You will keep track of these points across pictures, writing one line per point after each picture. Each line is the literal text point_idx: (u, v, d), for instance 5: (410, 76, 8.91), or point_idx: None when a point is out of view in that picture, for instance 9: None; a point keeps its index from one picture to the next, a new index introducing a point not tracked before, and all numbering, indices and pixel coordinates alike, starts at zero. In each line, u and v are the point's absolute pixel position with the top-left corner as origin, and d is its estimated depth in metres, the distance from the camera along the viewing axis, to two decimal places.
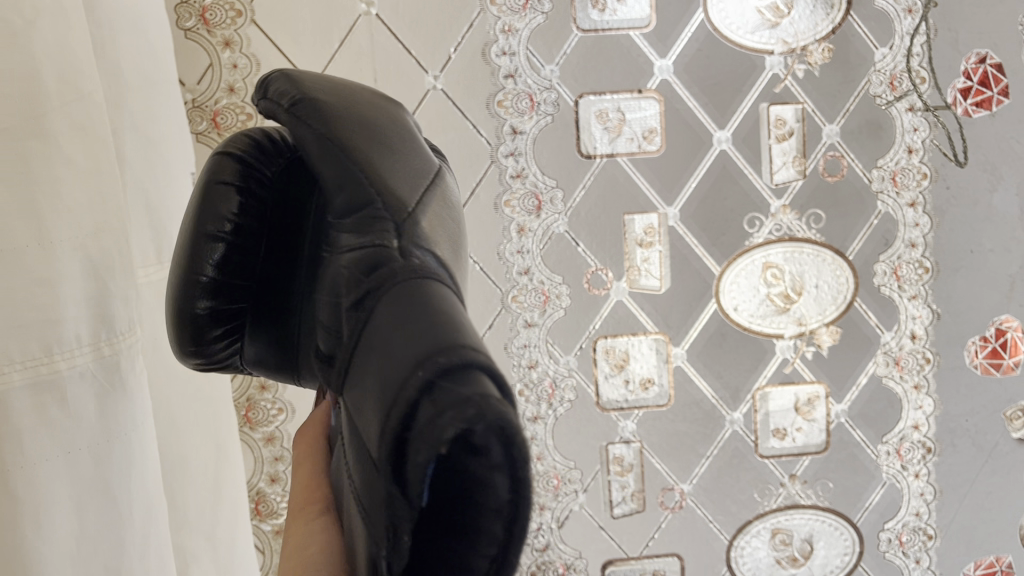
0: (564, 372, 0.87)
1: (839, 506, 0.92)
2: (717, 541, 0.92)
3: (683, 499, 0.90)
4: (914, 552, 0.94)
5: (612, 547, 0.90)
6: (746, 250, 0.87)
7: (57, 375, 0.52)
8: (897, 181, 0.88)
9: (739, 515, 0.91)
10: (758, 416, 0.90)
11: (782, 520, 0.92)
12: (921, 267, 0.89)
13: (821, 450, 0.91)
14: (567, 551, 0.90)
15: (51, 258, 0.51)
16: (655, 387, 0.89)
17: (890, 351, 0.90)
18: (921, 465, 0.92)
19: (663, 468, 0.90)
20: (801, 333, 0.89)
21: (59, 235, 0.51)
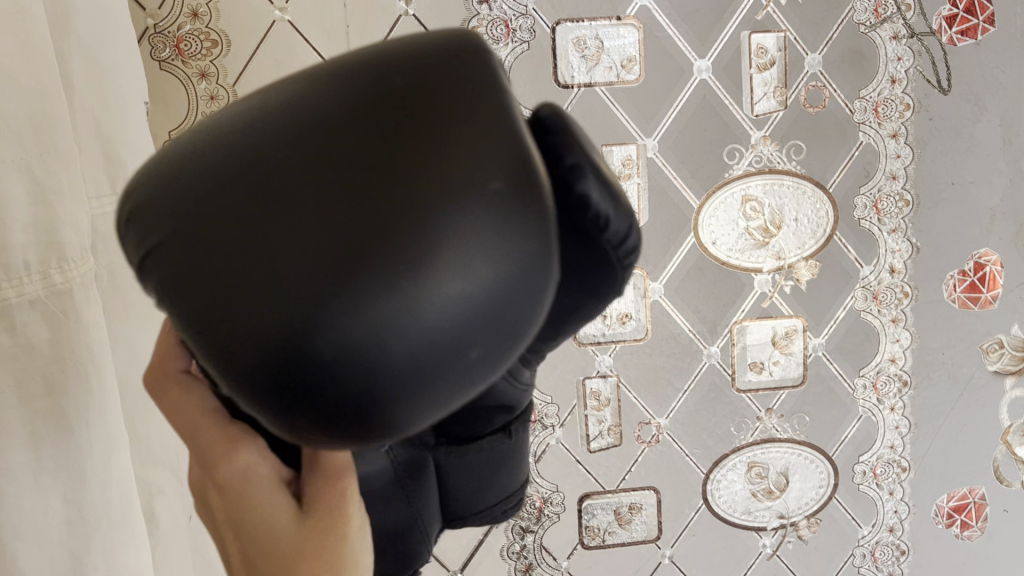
0: None
1: (815, 438, 0.92)
2: (694, 474, 0.92)
3: (660, 433, 0.90)
4: (888, 484, 0.94)
5: (588, 480, 0.90)
6: (726, 182, 0.86)
7: (7, 302, 0.51)
8: (879, 112, 0.86)
9: (715, 449, 0.91)
10: (735, 349, 0.90)
11: (758, 453, 0.92)
12: (902, 200, 0.88)
13: (798, 383, 0.91)
14: (543, 485, 0.90)
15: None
16: (632, 322, 0.88)
17: (869, 285, 0.89)
18: (897, 398, 0.92)
19: (639, 402, 0.90)
20: (780, 267, 0.88)
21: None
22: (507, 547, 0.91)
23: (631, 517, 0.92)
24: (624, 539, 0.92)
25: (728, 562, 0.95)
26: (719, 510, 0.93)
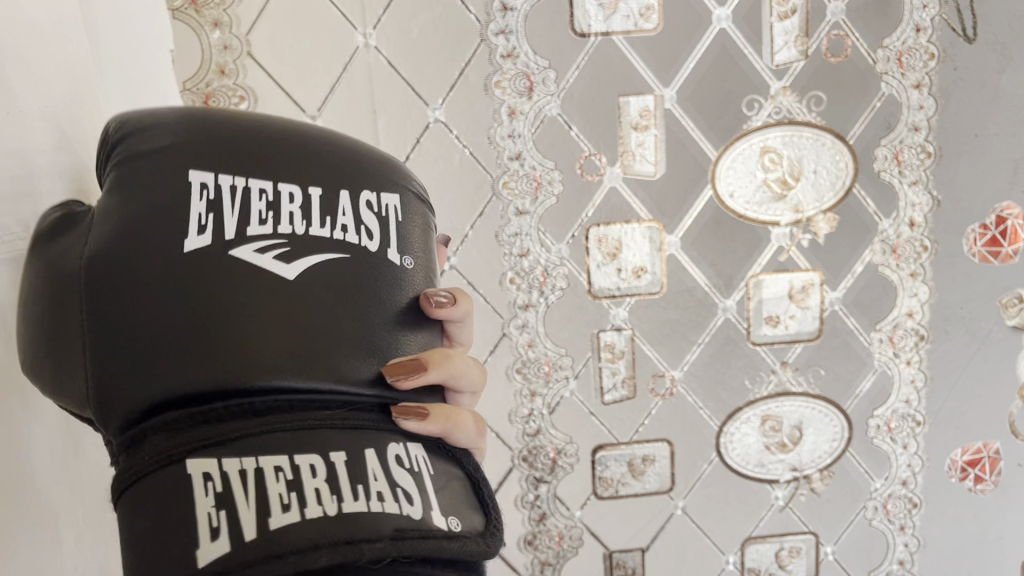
0: (556, 261, 0.86)
1: (830, 392, 0.92)
2: (707, 427, 0.92)
3: (674, 386, 0.91)
4: (902, 438, 0.94)
5: (602, 432, 0.91)
6: (744, 134, 0.85)
7: (34, 249, 0.51)
8: (902, 62, 0.84)
9: (730, 402, 0.92)
10: (751, 303, 0.89)
11: (772, 407, 0.92)
12: (923, 152, 0.87)
13: (814, 337, 0.91)
14: (557, 436, 0.90)
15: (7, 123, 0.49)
16: (647, 275, 0.88)
17: (887, 239, 0.89)
18: (913, 352, 0.92)
19: (654, 355, 0.90)
20: (797, 220, 0.88)
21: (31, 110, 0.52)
22: (520, 497, 0.91)
23: (644, 469, 0.92)
24: (637, 490, 0.92)
25: (740, 516, 0.94)
26: (732, 463, 0.93)
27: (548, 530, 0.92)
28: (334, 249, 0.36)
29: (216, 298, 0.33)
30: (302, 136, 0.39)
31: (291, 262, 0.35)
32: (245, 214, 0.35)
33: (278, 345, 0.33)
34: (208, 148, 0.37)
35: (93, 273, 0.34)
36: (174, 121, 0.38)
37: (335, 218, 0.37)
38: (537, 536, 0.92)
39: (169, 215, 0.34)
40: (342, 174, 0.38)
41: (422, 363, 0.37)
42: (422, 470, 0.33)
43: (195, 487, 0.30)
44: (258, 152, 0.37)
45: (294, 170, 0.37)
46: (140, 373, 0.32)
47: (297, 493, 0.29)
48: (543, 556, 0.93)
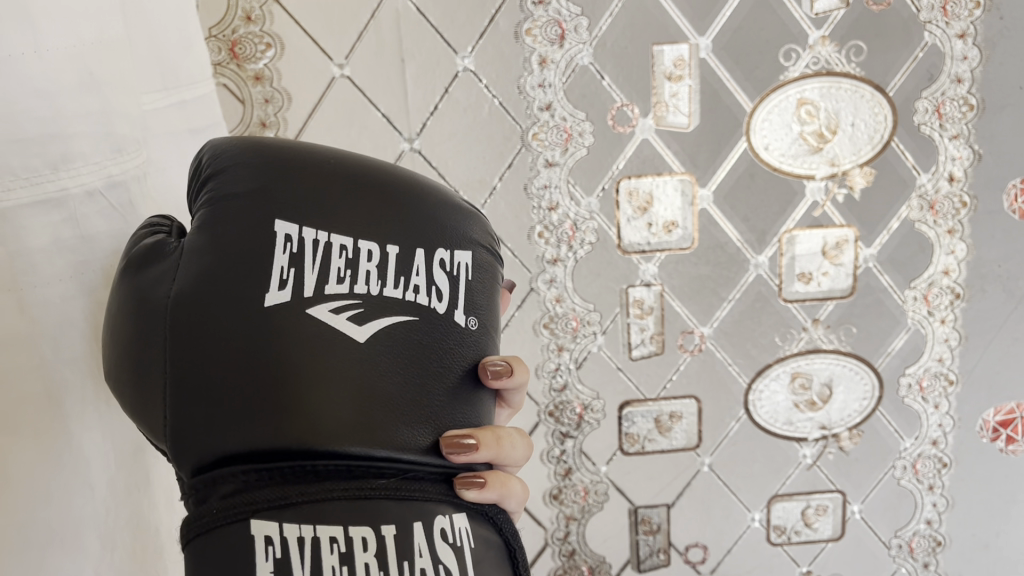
0: (586, 215, 0.85)
1: (861, 350, 0.91)
2: (736, 384, 0.91)
3: (703, 342, 0.90)
4: (934, 397, 0.93)
5: (629, 388, 0.90)
6: (781, 85, 0.82)
7: (65, 193, 0.53)
8: (947, 11, 0.82)
9: (759, 359, 0.91)
10: (784, 259, 0.88)
11: (802, 364, 0.91)
12: (966, 105, 0.84)
13: (847, 295, 0.89)
14: (584, 392, 0.90)
15: (20, 61, 0.50)
16: (678, 230, 0.86)
17: (925, 194, 0.86)
18: (948, 311, 0.90)
19: (683, 311, 0.89)
20: (833, 174, 0.86)
21: (58, 53, 0.52)
22: (546, 452, 0.90)
23: (671, 425, 0.92)
24: (663, 446, 0.92)
25: (767, 474, 0.94)
26: (760, 420, 0.92)
27: (574, 485, 0.92)
28: (403, 311, 0.40)
29: (272, 347, 0.37)
30: (382, 188, 0.43)
31: (363, 324, 0.39)
32: (324, 273, 0.39)
33: (339, 409, 0.37)
34: (291, 198, 0.41)
35: (179, 313, 0.38)
36: (264, 169, 0.42)
37: (409, 278, 0.41)
38: (562, 491, 0.91)
39: (251, 262, 0.39)
40: (417, 233, 0.42)
41: (472, 442, 0.40)
42: (465, 544, 0.39)
43: (257, 551, 0.35)
44: (333, 205, 0.41)
45: (368, 226, 0.41)
46: (214, 421, 0.36)
47: (347, 569, 0.35)
48: (568, 511, 0.92)
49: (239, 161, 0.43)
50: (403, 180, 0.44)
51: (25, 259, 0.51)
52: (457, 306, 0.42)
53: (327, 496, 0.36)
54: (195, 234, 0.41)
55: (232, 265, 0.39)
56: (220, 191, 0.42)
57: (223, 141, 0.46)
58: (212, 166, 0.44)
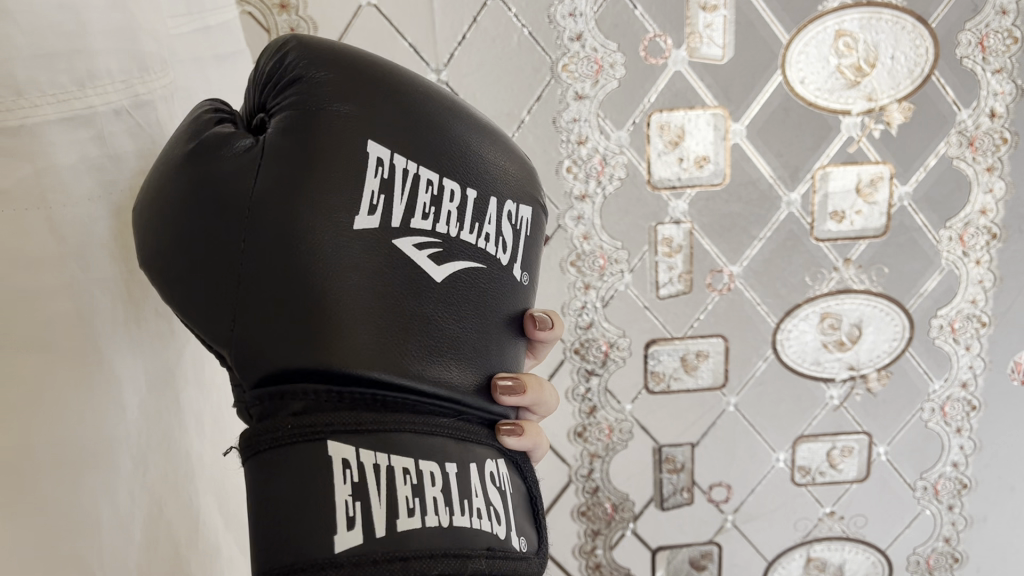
0: (615, 149, 0.83)
1: (892, 291, 0.89)
2: (764, 323, 0.90)
3: (733, 281, 0.89)
4: (965, 339, 0.92)
5: (656, 327, 0.89)
6: (819, 15, 0.80)
7: (91, 111, 0.53)
8: None
9: (788, 298, 0.89)
10: (816, 197, 0.86)
11: (833, 304, 0.90)
12: (1010, 38, 0.82)
13: (880, 234, 0.88)
14: (610, 330, 0.89)
15: None
16: (710, 166, 0.84)
17: (965, 131, 0.84)
18: (983, 252, 0.88)
19: (713, 249, 0.87)
20: (870, 110, 0.83)
21: None
22: (571, 390, 0.90)
23: (697, 364, 0.91)
24: (689, 385, 0.92)
25: (794, 414, 0.93)
26: (788, 360, 0.91)
27: (598, 423, 0.91)
28: (471, 257, 0.44)
29: (357, 279, 0.39)
30: (460, 130, 0.45)
31: (440, 264, 0.42)
32: (411, 206, 0.41)
33: (414, 346, 0.40)
34: (381, 126, 0.42)
35: (263, 223, 0.39)
36: (353, 85, 0.42)
37: (480, 227, 0.44)
38: (587, 429, 0.91)
39: (345, 184, 0.40)
40: (486, 183, 0.45)
41: (520, 387, 0.45)
42: (504, 487, 0.44)
43: (338, 473, 0.37)
44: (421, 141, 0.43)
45: (450, 169, 0.43)
46: (301, 335, 0.38)
47: (420, 501, 0.38)
48: (592, 448, 0.92)
49: (321, 70, 0.43)
50: (476, 126, 0.46)
51: (55, 177, 0.51)
52: (514, 260, 0.46)
53: (401, 426, 0.39)
54: (277, 140, 0.41)
55: (318, 188, 0.40)
56: (304, 97, 0.42)
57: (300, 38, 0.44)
58: (291, 67, 0.43)
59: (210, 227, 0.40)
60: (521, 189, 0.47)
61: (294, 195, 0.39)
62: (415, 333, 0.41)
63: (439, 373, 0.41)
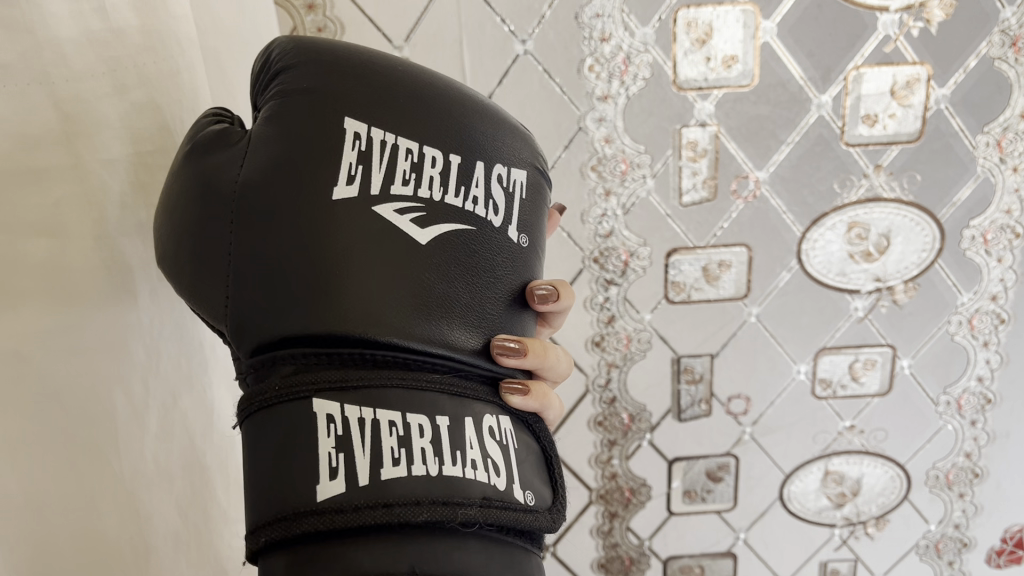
0: (640, 47, 0.79)
1: (924, 200, 0.86)
2: (789, 233, 0.88)
3: (758, 188, 0.86)
4: (998, 251, 0.89)
5: (678, 235, 0.87)
6: None
7: None
8: None
9: (815, 208, 0.87)
10: (849, 100, 0.82)
11: (861, 214, 0.87)
12: None
13: (913, 140, 0.84)
14: (631, 239, 0.87)
15: None
16: (738, 66, 0.80)
17: (1008, 30, 0.80)
18: (1021, 159, 0.85)
19: (739, 154, 0.84)
20: (909, 6, 0.78)
21: None
22: (590, 299, 0.89)
23: (720, 274, 0.89)
24: (710, 296, 0.90)
25: (816, 326, 0.92)
26: (812, 271, 0.89)
27: (616, 333, 0.90)
28: (458, 219, 0.42)
29: (333, 238, 0.39)
30: (448, 101, 0.44)
31: (424, 229, 0.41)
32: (391, 173, 0.41)
33: (399, 302, 0.39)
34: (361, 102, 0.42)
35: (247, 202, 0.41)
36: (334, 68, 0.43)
37: (468, 189, 0.43)
38: (604, 339, 0.90)
39: (321, 159, 0.41)
40: (477, 147, 0.44)
41: (522, 349, 0.44)
42: (508, 442, 0.41)
43: (320, 427, 0.37)
44: (402, 113, 0.43)
45: (432, 136, 0.43)
46: (277, 304, 0.39)
47: (406, 450, 0.37)
48: (610, 358, 0.91)
49: (305, 60, 0.44)
50: (468, 96, 0.45)
51: (58, 50, 0.50)
52: (510, 222, 0.44)
53: (386, 385, 0.38)
54: (264, 129, 0.43)
55: (297, 162, 0.41)
56: (288, 86, 0.44)
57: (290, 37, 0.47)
58: (279, 61, 0.46)
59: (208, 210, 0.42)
60: (519, 157, 0.46)
61: (274, 175, 0.41)
62: (398, 292, 0.39)
63: (427, 331, 0.40)
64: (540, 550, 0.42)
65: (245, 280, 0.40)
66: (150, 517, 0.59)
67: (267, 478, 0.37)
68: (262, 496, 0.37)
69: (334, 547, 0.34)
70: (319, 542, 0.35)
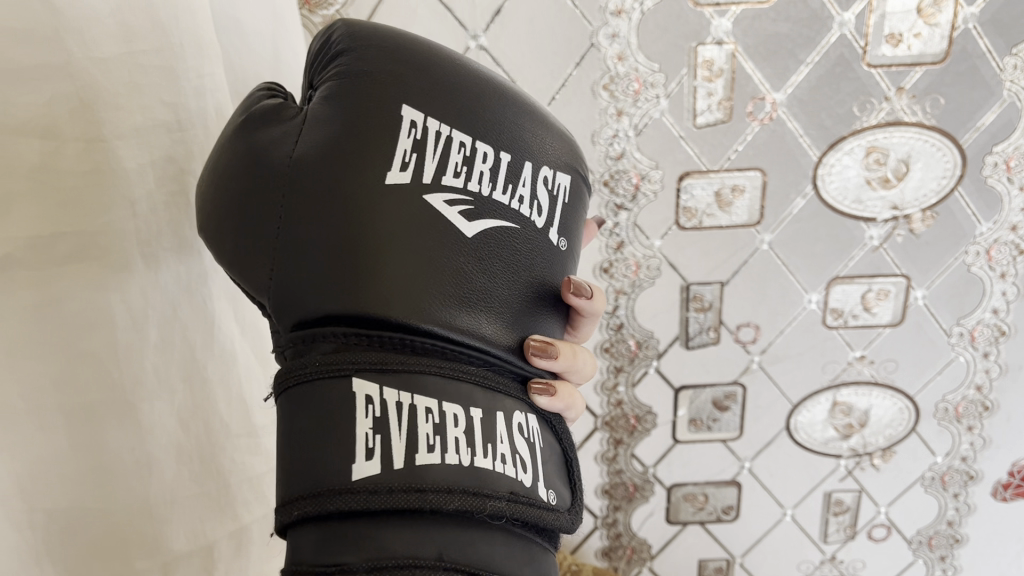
0: None
1: (946, 125, 0.83)
2: (805, 158, 0.84)
3: (775, 111, 0.82)
4: (1020, 180, 0.86)
5: (691, 158, 0.84)
6: None
7: None
8: None
9: (832, 132, 0.83)
10: (872, 19, 0.78)
11: (880, 139, 0.84)
12: None
13: (938, 62, 0.80)
14: (642, 161, 0.84)
15: None
16: None
17: None
18: None
19: (755, 74, 0.80)
20: None
21: None
22: (599, 224, 0.87)
23: (732, 200, 0.86)
24: (722, 222, 0.87)
25: (830, 255, 0.89)
26: (827, 198, 0.87)
27: (625, 259, 0.89)
28: (503, 216, 0.43)
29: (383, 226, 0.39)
30: (500, 101, 0.45)
31: (471, 222, 0.41)
32: (443, 165, 0.41)
33: (441, 293, 0.40)
34: (418, 91, 0.43)
35: (300, 184, 0.41)
36: (395, 54, 0.44)
37: (515, 188, 0.43)
38: (613, 265, 0.89)
39: (374, 145, 0.41)
40: (524, 147, 0.44)
41: (552, 350, 0.44)
42: (535, 440, 0.42)
43: (359, 409, 0.37)
44: (457, 107, 0.43)
45: (483, 132, 0.43)
46: (326, 283, 0.39)
47: (441, 438, 0.37)
48: (619, 285, 0.90)
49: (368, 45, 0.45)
50: (518, 97, 0.46)
51: None
52: (551, 223, 0.45)
53: (425, 370, 0.39)
54: (318, 111, 0.44)
55: (352, 147, 0.41)
56: (346, 68, 0.44)
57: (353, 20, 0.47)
58: (340, 42, 0.46)
59: (261, 189, 0.43)
60: (566, 161, 0.47)
61: (326, 156, 0.41)
62: (444, 281, 0.40)
63: (469, 323, 0.40)
64: (554, 549, 0.43)
65: (293, 260, 0.40)
66: (150, 423, 0.61)
67: (302, 451, 0.38)
68: (296, 471, 0.37)
69: (365, 526, 0.35)
70: (351, 520, 0.35)
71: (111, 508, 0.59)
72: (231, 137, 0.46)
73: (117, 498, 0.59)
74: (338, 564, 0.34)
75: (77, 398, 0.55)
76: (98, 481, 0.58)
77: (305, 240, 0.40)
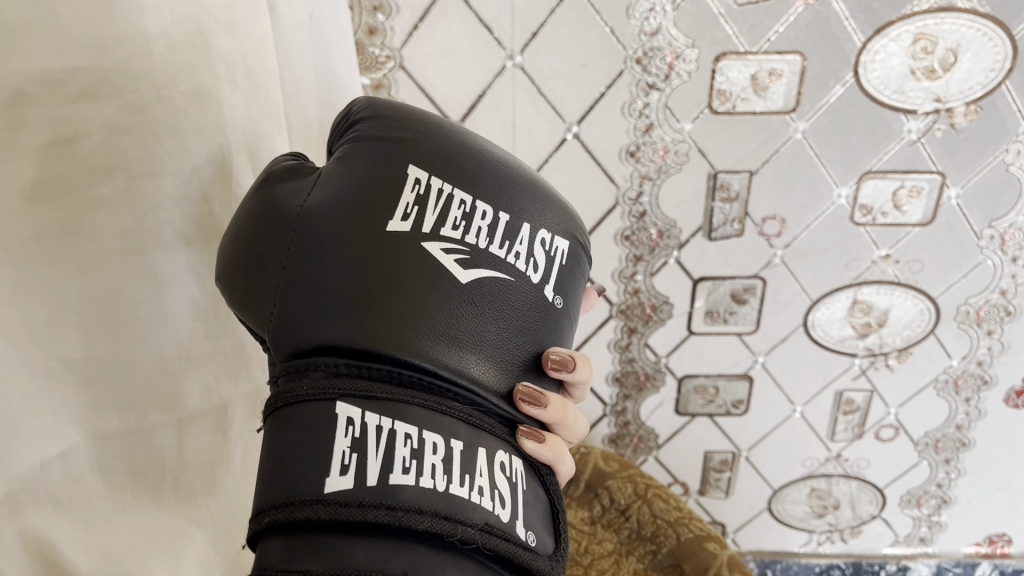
0: None
1: (1000, 14, 0.77)
2: (849, 44, 0.79)
3: None
4: None
5: (728, 39, 0.79)
6: None
7: None
8: None
9: (880, 15, 0.77)
10: None
11: (930, 26, 0.77)
12: None
13: None
14: (678, 38, 0.79)
15: None
16: None
17: None
18: None
19: None
20: None
21: None
22: (628, 105, 0.83)
23: (769, 85, 0.82)
24: (756, 108, 0.83)
25: (865, 148, 0.86)
26: (868, 86, 0.82)
27: (653, 143, 0.86)
28: (500, 267, 0.44)
29: (384, 263, 0.42)
30: (505, 174, 0.49)
31: (466, 270, 0.43)
32: (443, 217, 0.44)
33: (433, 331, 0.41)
34: (425, 157, 0.47)
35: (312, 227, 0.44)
36: (412, 129, 0.49)
37: (511, 244, 0.46)
38: (640, 149, 0.86)
39: (381, 196, 0.44)
40: (523, 211, 0.48)
41: (542, 399, 0.44)
42: (516, 480, 0.42)
43: (339, 428, 0.38)
44: (463, 172, 0.47)
45: (483, 194, 0.46)
46: (324, 314, 0.41)
47: (417, 463, 0.38)
48: (644, 170, 0.87)
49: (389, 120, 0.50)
50: (523, 175, 0.50)
51: None
52: (547, 282, 0.47)
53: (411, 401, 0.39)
54: (334, 170, 0.48)
55: (362, 198, 0.44)
56: (366, 138, 0.49)
57: (376, 100, 0.53)
58: (363, 120, 0.51)
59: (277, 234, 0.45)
60: (567, 233, 0.50)
61: (337, 204, 0.45)
62: (435, 319, 0.41)
63: (458, 359, 0.41)
64: None
65: (295, 296, 0.42)
66: (167, 279, 0.61)
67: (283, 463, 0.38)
68: (274, 483, 0.37)
69: (333, 537, 0.35)
70: (320, 531, 0.35)
71: (134, 360, 0.59)
72: (253, 190, 0.50)
73: (131, 352, 0.59)
74: (300, 571, 0.34)
75: (93, 246, 0.54)
76: (115, 333, 0.57)
77: (309, 275, 0.42)
